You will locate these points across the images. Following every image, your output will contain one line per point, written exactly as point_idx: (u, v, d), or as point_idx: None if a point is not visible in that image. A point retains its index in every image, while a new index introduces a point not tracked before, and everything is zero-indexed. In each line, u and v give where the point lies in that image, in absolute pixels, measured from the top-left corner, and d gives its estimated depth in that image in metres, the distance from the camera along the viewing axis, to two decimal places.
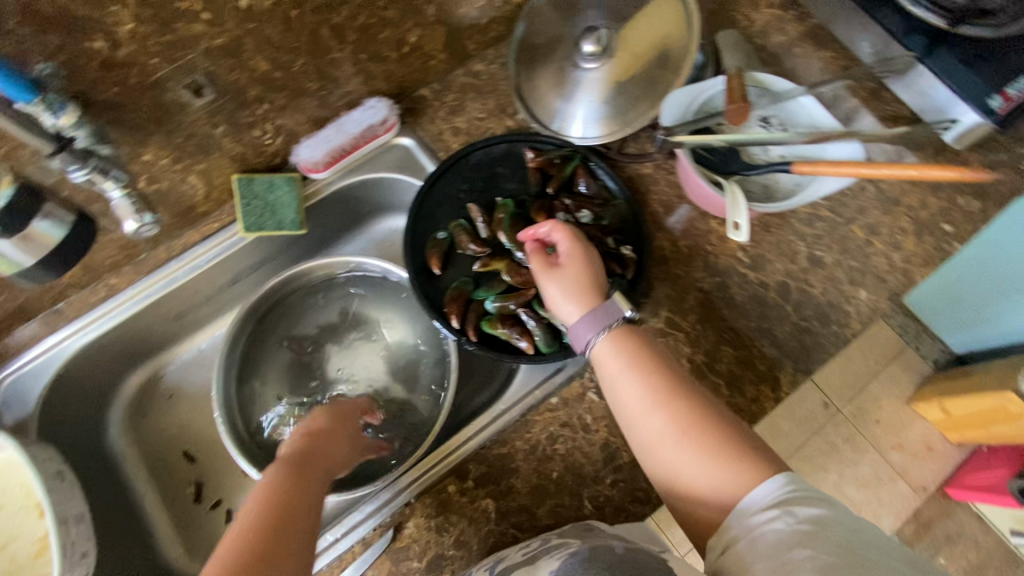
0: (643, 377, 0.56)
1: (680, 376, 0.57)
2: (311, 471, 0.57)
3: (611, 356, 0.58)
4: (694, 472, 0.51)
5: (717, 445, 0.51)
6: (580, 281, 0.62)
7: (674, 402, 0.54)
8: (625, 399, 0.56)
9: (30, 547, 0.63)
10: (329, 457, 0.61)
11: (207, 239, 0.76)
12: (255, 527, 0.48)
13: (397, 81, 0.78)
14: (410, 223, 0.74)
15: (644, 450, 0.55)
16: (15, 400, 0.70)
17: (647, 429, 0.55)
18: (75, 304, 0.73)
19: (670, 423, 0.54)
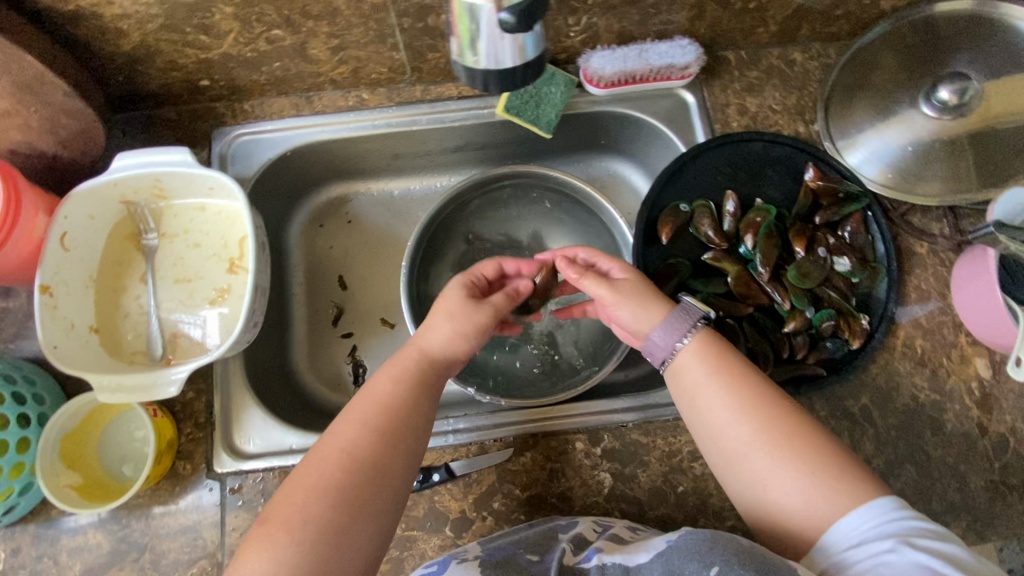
0: (720, 374, 0.52)
1: (731, 358, 0.53)
2: (395, 432, 0.51)
3: (687, 352, 0.53)
4: (782, 482, 0.47)
5: (815, 459, 0.47)
6: (642, 291, 0.57)
7: (761, 404, 0.50)
8: (709, 402, 0.51)
9: (209, 292, 0.68)
10: (416, 412, 0.53)
11: (462, 98, 0.74)
12: (318, 499, 0.46)
13: (716, 31, 0.71)
14: (663, 179, 0.68)
15: (725, 463, 0.51)
16: (240, 159, 0.73)
17: (728, 442, 0.50)
18: (323, 99, 0.74)
19: (759, 434, 0.49)
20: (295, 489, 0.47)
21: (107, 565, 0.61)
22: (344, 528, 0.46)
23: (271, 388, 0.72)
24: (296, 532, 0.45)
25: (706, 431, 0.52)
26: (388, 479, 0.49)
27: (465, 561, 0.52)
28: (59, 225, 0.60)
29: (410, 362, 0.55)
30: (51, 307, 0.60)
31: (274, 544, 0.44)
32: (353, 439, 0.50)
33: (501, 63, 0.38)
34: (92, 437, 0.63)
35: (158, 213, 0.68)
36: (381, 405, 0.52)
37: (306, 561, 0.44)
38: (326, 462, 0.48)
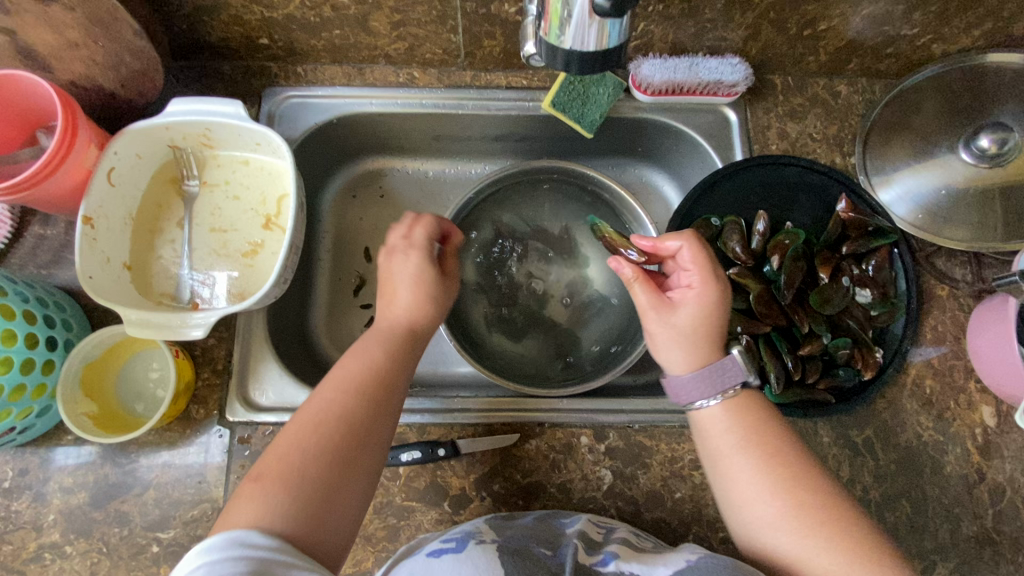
0: (751, 449, 0.51)
1: (764, 431, 0.52)
2: (383, 395, 0.52)
3: (719, 422, 0.54)
4: (809, 561, 0.46)
5: (847, 542, 0.46)
6: (684, 336, 0.55)
7: (796, 482, 0.49)
8: (735, 476, 0.51)
9: (241, 245, 0.69)
10: (399, 369, 0.55)
11: (510, 89, 0.75)
12: (309, 458, 0.47)
13: (768, 54, 0.72)
14: (696, 191, 0.70)
15: (747, 536, 0.50)
16: (287, 120, 0.74)
17: (753, 516, 0.50)
18: (374, 73, 0.75)
19: (787, 511, 0.48)
20: (288, 448, 0.47)
21: (110, 497, 0.62)
22: (335, 486, 0.47)
23: (288, 347, 0.73)
24: (292, 489, 0.45)
25: (729, 503, 0.52)
26: (377, 441, 0.50)
27: (483, 542, 0.53)
28: (108, 160, 0.62)
29: (390, 334, 0.57)
30: (90, 239, 0.61)
31: (265, 498, 0.44)
32: (338, 400, 0.50)
33: (585, 45, 0.41)
34: (112, 370, 0.64)
35: (202, 162, 0.70)
36: (369, 370, 0.53)
37: (302, 513, 0.44)
38: (309, 425, 0.49)
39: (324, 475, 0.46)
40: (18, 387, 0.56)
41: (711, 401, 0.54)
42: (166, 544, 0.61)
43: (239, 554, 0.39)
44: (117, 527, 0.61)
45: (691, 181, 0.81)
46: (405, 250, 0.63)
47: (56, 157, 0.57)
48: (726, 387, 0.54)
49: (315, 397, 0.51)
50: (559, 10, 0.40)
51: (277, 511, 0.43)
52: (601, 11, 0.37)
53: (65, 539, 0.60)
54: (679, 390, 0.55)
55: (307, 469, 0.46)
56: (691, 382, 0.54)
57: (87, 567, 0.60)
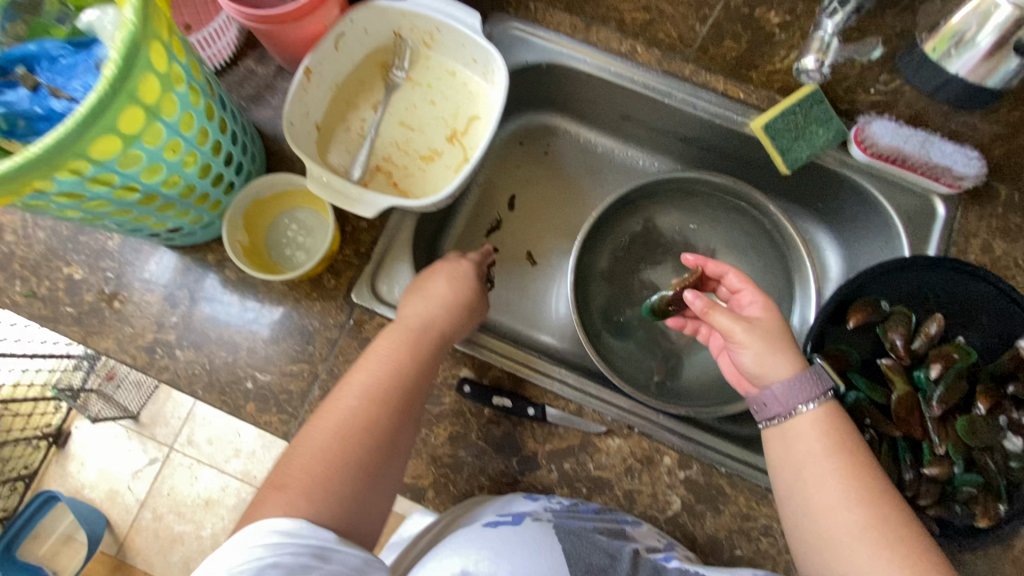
0: (840, 457, 0.51)
1: (854, 445, 0.52)
2: (403, 404, 0.55)
3: (812, 424, 0.53)
4: None
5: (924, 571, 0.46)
6: (772, 333, 0.56)
7: (887, 519, 0.48)
8: (828, 498, 0.50)
9: (422, 148, 0.71)
10: (421, 372, 0.58)
11: (724, 96, 0.72)
12: (334, 470, 0.50)
13: (1010, 160, 0.66)
14: (874, 269, 0.65)
15: (826, 543, 0.49)
16: (501, 48, 0.74)
17: (838, 526, 0.49)
18: (598, 34, 0.74)
19: (870, 526, 0.48)
20: (306, 458, 0.51)
21: (228, 323, 0.66)
22: (362, 496, 0.51)
23: (419, 256, 0.74)
24: (315, 497, 0.49)
25: (814, 523, 0.50)
26: (401, 445, 0.55)
27: (539, 519, 0.54)
28: (344, 24, 0.64)
29: (413, 335, 0.59)
30: (303, 89, 0.64)
31: (292, 504, 0.48)
32: (364, 404, 0.54)
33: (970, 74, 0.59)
34: (270, 213, 0.67)
35: (415, 58, 0.71)
36: (387, 375, 0.56)
37: (338, 513, 0.49)
38: (330, 440, 0.52)
39: (349, 480, 0.51)
40: (189, 187, 0.56)
41: (811, 405, 0.53)
42: (259, 385, 0.64)
43: (285, 542, 0.45)
44: (225, 352, 0.65)
45: (858, 256, 0.77)
46: (434, 271, 0.66)
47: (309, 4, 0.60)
48: (823, 390, 0.53)
49: (348, 395, 0.55)
50: (949, 41, 0.58)
51: (322, 501, 0.49)
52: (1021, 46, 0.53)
53: (178, 343, 0.66)
54: (781, 397, 0.53)
55: (330, 484, 0.50)
56: (794, 387, 0.53)
57: (188, 375, 0.65)
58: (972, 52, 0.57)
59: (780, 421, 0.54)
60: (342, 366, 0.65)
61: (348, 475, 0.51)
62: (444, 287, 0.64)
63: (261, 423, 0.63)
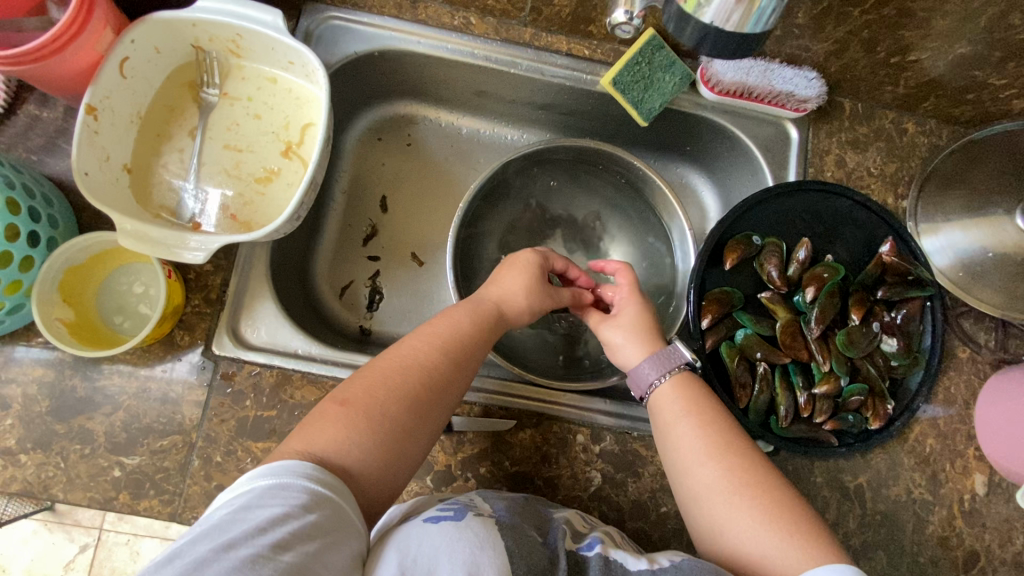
0: (696, 417, 0.53)
1: (696, 390, 0.56)
2: (448, 372, 0.53)
3: (669, 393, 0.56)
4: (731, 531, 0.47)
5: (765, 493, 0.48)
6: (635, 321, 0.61)
7: (730, 452, 0.51)
8: (681, 443, 0.53)
9: (256, 169, 0.64)
10: (475, 346, 0.56)
11: (569, 56, 0.69)
12: (381, 401, 0.49)
13: (847, 74, 0.68)
14: (739, 207, 0.66)
15: (692, 501, 0.51)
16: (324, 43, 0.67)
17: (697, 482, 0.51)
18: (428, 10, 0.68)
19: (722, 476, 0.50)
20: (376, 384, 0.50)
21: (76, 411, 0.58)
22: (387, 447, 0.48)
23: (287, 286, 0.68)
24: (373, 424, 0.48)
25: (675, 468, 0.53)
26: (432, 418, 0.52)
27: (481, 515, 0.51)
28: (123, 48, 0.56)
29: (484, 307, 0.59)
30: (91, 131, 0.55)
31: (343, 422, 0.47)
32: (424, 355, 0.53)
33: (725, 24, 0.43)
34: (96, 278, 0.59)
35: (226, 70, 0.63)
36: (457, 334, 0.56)
37: (366, 446, 0.47)
38: (387, 377, 0.51)
39: (379, 431, 0.48)
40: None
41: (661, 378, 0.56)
42: (129, 470, 0.57)
43: (274, 487, 0.42)
44: (79, 444, 0.57)
45: (732, 192, 0.77)
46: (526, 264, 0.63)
47: (67, 32, 0.51)
48: (673, 364, 0.57)
49: (411, 345, 0.54)
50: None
51: (381, 416, 0.49)
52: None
53: (20, 447, 0.57)
54: (635, 377, 0.58)
55: (366, 426, 0.48)
56: (643, 365, 0.57)
57: (42, 480, 0.57)
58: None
59: (646, 401, 0.57)
60: (220, 427, 0.59)
61: (381, 424, 0.48)
62: (529, 282, 0.62)
63: (141, 511, 0.57)
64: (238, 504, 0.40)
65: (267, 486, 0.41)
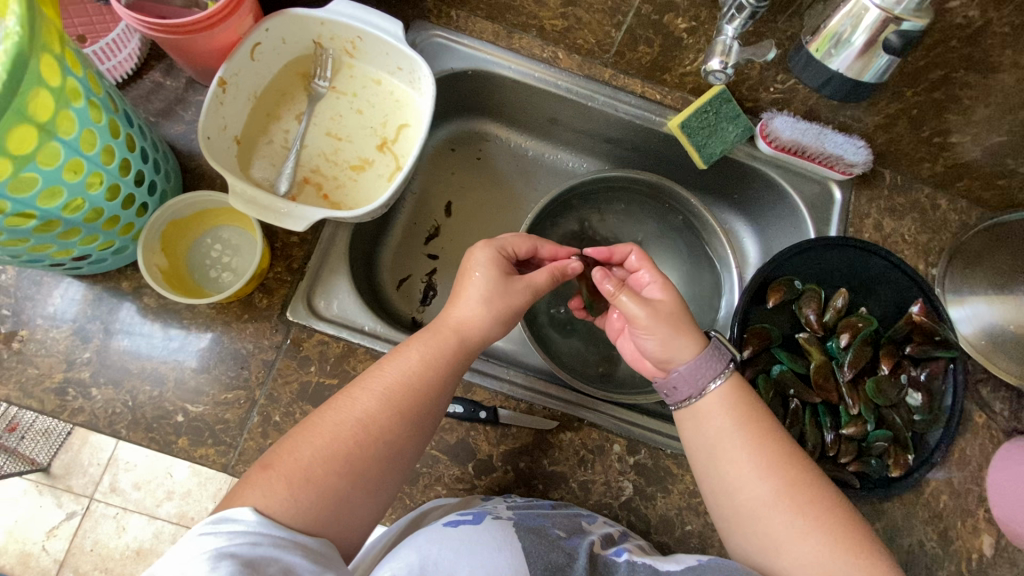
0: (748, 430, 0.55)
1: (744, 398, 0.57)
2: (402, 421, 0.53)
3: (717, 403, 0.56)
4: (792, 546, 0.50)
5: (819, 508, 0.51)
6: (674, 317, 0.58)
7: (781, 466, 0.53)
8: (734, 456, 0.54)
9: (351, 158, 0.69)
10: (432, 389, 0.55)
11: (641, 97, 0.76)
12: (325, 463, 0.49)
13: (890, 147, 0.75)
14: (785, 253, 0.71)
15: (745, 516, 0.53)
16: (425, 56, 0.74)
17: (752, 496, 0.52)
18: (521, 40, 0.76)
19: (779, 490, 0.52)
20: (304, 444, 0.49)
21: (150, 354, 0.61)
22: (339, 504, 0.48)
23: (357, 268, 0.73)
24: (296, 487, 0.47)
25: (724, 484, 0.54)
26: (391, 467, 0.52)
27: (500, 518, 0.53)
28: (258, 34, 0.62)
29: (439, 341, 0.57)
30: (218, 101, 0.61)
31: (273, 491, 0.47)
32: (371, 410, 0.52)
33: (846, 71, 0.57)
34: (191, 233, 0.64)
35: (338, 67, 0.70)
36: (403, 380, 0.54)
37: (310, 510, 0.47)
38: (330, 437, 0.50)
39: (327, 490, 0.48)
40: (96, 211, 0.52)
41: (717, 381, 0.57)
42: (191, 417, 0.60)
43: (236, 532, 0.43)
44: (148, 386, 0.60)
45: (773, 241, 0.83)
46: (494, 259, 0.61)
47: (222, 13, 0.57)
48: (724, 365, 0.57)
49: (357, 394, 0.53)
50: (828, 44, 0.56)
51: (310, 475, 0.48)
52: (886, 48, 0.52)
53: (93, 381, 0.60)
54: (685, 382, 0.57)
55: (311, 486, 0.48)
56: (694, 369, 0.57)
57: (107, 415, 0.59)
58: (848, 50, 0.54)
59: (692, 403, 0.57)
60: (282, 388, 0.62)
61: (331, 482, 0.48)
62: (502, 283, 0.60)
63: (195, 458, 0.59)
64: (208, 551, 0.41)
65: (229, 538, 0.42)
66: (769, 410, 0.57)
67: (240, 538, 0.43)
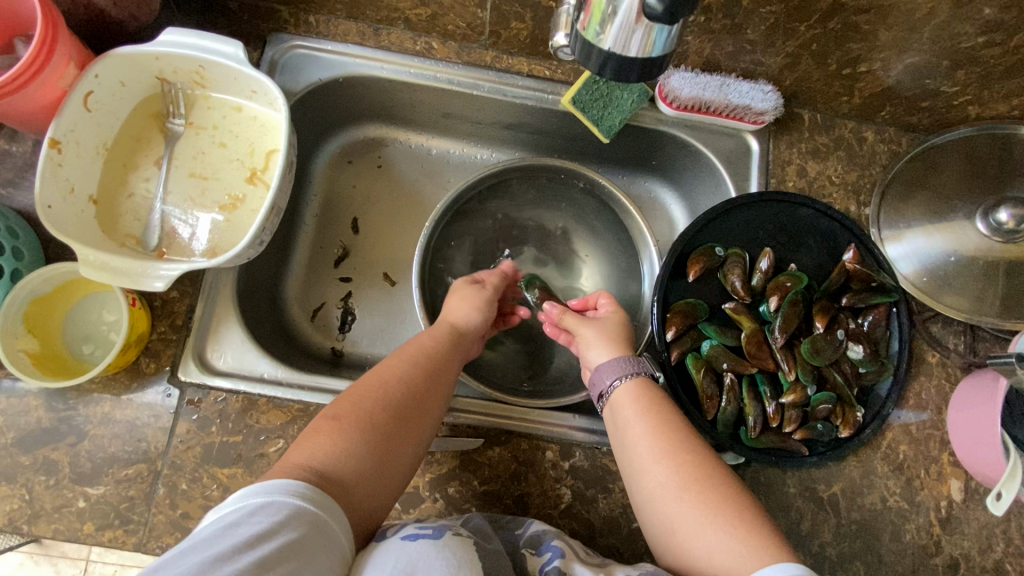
0: (651, 419, 0.54)
1: (653, 389, 0.57)
2: (426, 393, 0.56)
3: (626, 396, 0.57)
4: (691, 539, 0.47)
5: (720, 499, 0.47)
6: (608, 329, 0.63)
7: (682, 458, 0.51)
8: (637, 446, 0.53)
9: (221, 196, 0.65)
10: (451, 369, 0.60)
11: (531, 76, 0.71)
12: (377, 416, 0.51)
13: (802, 86, 0.69)
14: (700, 219, 0.67)
15: (647, 504, 0.51)
16: (290, 71, 0.69)
17: (652, 485, 0.51)
18: (390, 36, 0.70)
19: (676, 477, 0.49)
20: (366, 396, 0.53)
21: (40, 442, 0.58)
22: (380, 462, 0.50)
23: (255, 309, 0.69)
24: (366, 434, 0.50)
25: (631, 472, 0.53)
26: (418, 437, 0.54)
27: (460, 534, 0.48)
28: (87, 83, 0.56)
29: (444, 330, 0.63)
30: (55, 164, 0.56)
31: (346, 436, 0.49)
32: (404, 378, 0.55)
33: (627, 50, 0.41)
34: (62, 309, 0.60)
35: (191, 100, 0.65)
36: (428, 354, 0.59)
37: (367, 461, 0.49)
38: (380, 391, 0.53)
39: (375, 447, 0.50)
40: None
41: (622, 378, 0.58)
42: (93, 501, 0.57)
43: (256, 509, 0.41)
44: (43, 476, 0.57)
45: (698, 204, 0.79)
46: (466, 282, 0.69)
47: (27, 71, 0.52)
48: (635, 369, 0.58)
49: (387, 367, 0.57)
50: (603, 7, 0.40)
51: (347, 457, 0.48)
52: (652, 16, 0.37)
53: None
54: (598, 376, 0.59)
55: (357, 445, 0.49)
56: (607, 365, 0.59)
57: (6, 513, 0.56)
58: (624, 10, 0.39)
59: (606, 399, 0.58)
60: (185, 454, 0.59)
61: (374, 444, 0.50)
62: (472, 286, 0.69)
63: (105, 542, 0.56)
64: (228, 520, 0.40)
65: (258, 503, 0.41)
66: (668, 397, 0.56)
67: (274, 507, 0.41)
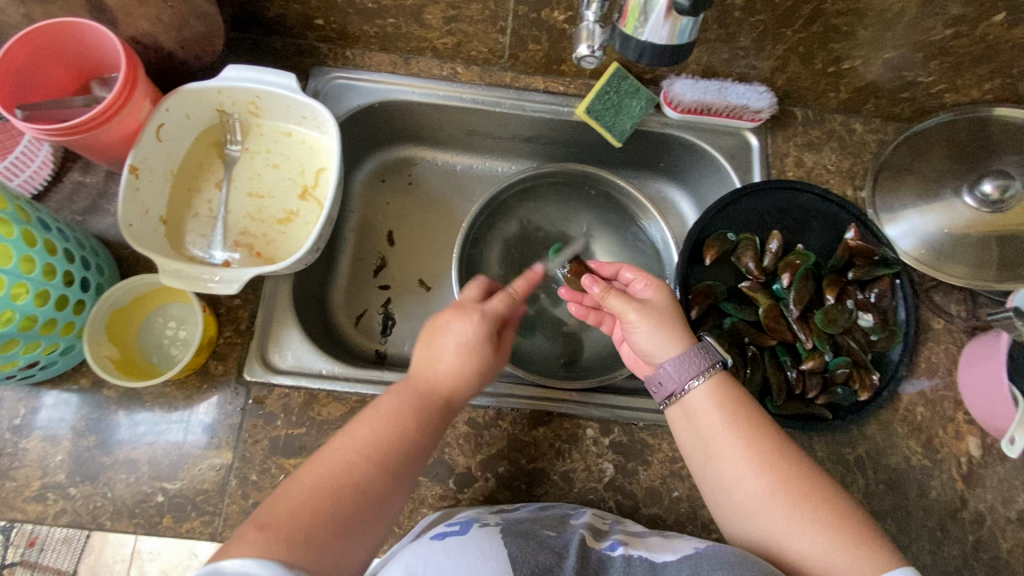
0: (739, 429, 0.54)
1: (733, 392, 0.57)
2: (414, 447, 0.53)
3: (704, 401, 0.56)
4: (795, 546, 0.49)
5: (820, 507, 0.50)
6: (660, 313, 0.61)
7: (776, 464, 0.52)
8: (728, 456, 0.54)
9: (277, 212, 0.71)
10: (435, 426, 0.55)
11: (547, 92, 0.78)
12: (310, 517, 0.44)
13: (792, 86, 0.77)
14: (713, 208, 0.73)
15: (740, 514, 0.53)
16: (331, 99, 0.76)
17: (747, 495, 0.52)
18: (420, 64, 0.78)
19: (776, 487, 0.51)
20: (297, 489, 0.46)
21: (120, 443, 0.62)
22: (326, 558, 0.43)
23: (307, 315, 0.74)
24: (284, 540, 0.42)
25: (721, 482, 0.54)
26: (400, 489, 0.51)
27: (486, 525, 0.53)
28: (159, 115, 0.64)
29: (431, 396, 0.56)
30: (133, 188, 0.63)
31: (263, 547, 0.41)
32: (387, 433, 0.52)
33: (656, 39, 0.48)
34: (137, 320, 0.65)
35: (246, 129, 0.72)
36: (412, 403, 0.55)
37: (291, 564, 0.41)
38: (329, 473, 0.47)
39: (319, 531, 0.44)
40: (30, 319, 0.54)
41: (700, 378, 0.56)
42: (171, 495, 0.61)
43: None
44: (123, 474, 0.61)
45: (706, 199, 0.85)
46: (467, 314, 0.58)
47: (114, 105, 0.58)
48: (707, 365, 0.57)
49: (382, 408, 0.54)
50: (636, 10, 0.47)
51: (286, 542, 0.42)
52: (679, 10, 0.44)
53: (69, 481, 0.61)
54: (667, 377, 0.58)
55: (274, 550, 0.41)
56: (676, 366, 0.57)
57: (90, 510, 0.60)
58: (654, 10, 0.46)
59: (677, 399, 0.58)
60: (253, 447, 0.63)
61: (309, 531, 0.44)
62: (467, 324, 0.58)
63: (183, 533, 0.60)
64: None
65: None
66: (752, 402, 0.57)
67: None
